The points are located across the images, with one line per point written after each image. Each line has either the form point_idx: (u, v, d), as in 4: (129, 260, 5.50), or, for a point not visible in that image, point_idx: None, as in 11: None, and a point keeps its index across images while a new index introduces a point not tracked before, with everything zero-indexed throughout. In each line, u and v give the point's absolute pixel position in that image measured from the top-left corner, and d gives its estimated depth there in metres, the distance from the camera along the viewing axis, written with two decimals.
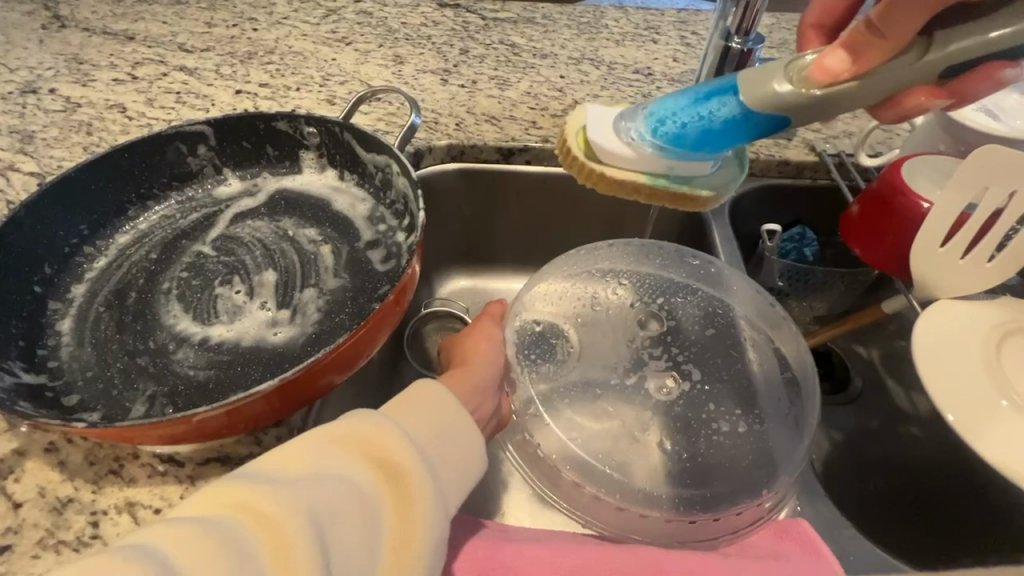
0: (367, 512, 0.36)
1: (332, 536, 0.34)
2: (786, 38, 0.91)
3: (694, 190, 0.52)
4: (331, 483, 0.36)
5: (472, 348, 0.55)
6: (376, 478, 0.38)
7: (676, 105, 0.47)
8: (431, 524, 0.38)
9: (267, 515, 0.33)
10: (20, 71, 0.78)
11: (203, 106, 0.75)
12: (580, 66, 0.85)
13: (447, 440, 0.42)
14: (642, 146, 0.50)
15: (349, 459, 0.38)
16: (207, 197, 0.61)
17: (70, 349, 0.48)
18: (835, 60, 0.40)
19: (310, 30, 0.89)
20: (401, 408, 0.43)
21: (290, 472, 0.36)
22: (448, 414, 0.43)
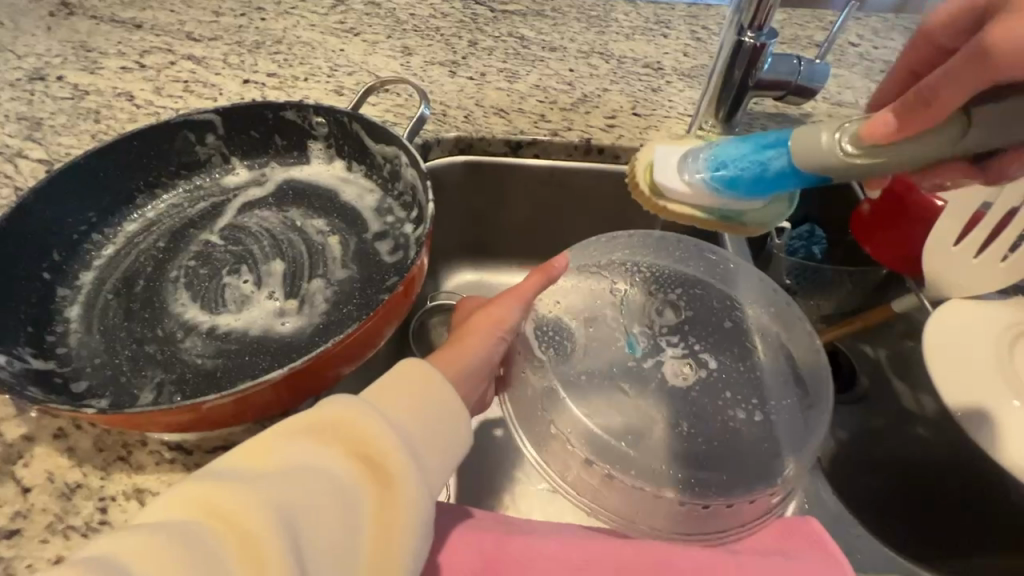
0: (344, 501, 0.36)
1: (303, 531, 0.34)
2: (798, 34, 0.90)
3: (747, 222, 0.50)
4: (303, 475, 0.36)
5: (467, 326, 0.52)
6: (352, 466, 0.37)
7: (732, 153, 0.46)
8: (413, 508, 0.38)
9: (238, 512, 0.33)
10: (29, 59, 0.78)
11: (211, 95, 0.75)
12: (590, 60, 0.85)
13: (422, 422, 0.42)
14: (695, 186, 0.49)
15: (322, 450, 0.37)
16: (215, 186, 0.61)
17: (78, 336, 0.48)
18: (881, 121, 0.39)
19: (318, 20, 0.88)
20: (378, 394, 0.42)
21: (257, 470, 0.36)
22: (424, 399, 0.43)
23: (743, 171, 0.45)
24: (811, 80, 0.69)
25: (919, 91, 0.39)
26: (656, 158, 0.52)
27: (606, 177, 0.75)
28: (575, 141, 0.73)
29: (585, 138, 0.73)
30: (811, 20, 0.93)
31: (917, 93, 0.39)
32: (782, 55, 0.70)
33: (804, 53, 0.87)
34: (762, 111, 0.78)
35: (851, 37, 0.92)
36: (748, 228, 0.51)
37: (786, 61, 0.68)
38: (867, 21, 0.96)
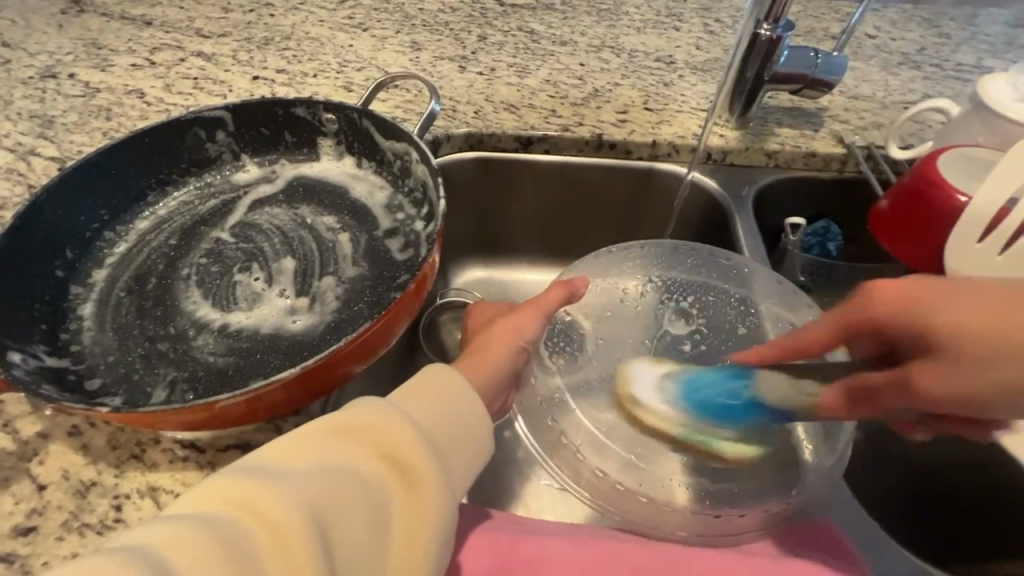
0: (372, 502, 0.36)
1: (335, 529, 0.34)
2: (813, 26, 0.88)
3: (726, 451, 0.50)
4: (333, 474, 0.36)
5: (494, 331, 0.52)
6: (381, 468, 0.37)
7: (708, 381, 0.49)
8: (438, 510, 0.37)
9: (269, 508, 0.33)
10: (41, 56, 0.78)
11: (221, 92, 0.74)
12: (601, 54, 0.84)
13: (452, 424, 0.42)
14: (673, 408, 0.51)
15: (352, 450, 0.37)
16: (226, 183, 0.61)
17: (92, 334, 0.48)
18: (835, 398, 0.40)
19: (326, 16, 0.88)
20: (407, 397, 0.42)
21: (292, 466, 0.36)
22: (453, 401, 0.43)
23: (716, 399, 0.48)
24: (828, 73, 0.67)
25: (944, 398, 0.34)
26: (635, 383, 0.53)
27: (618, 173, 0.74)
28: (586, 136, 0.72)
29: (596, 134, 0.72)
30: (826, 11, 0.91)
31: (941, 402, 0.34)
32: (798, 47, 0.68)
33: (819, 45, 0.85)
34: (777, 105, 0.76)
35: (868, 29, 0.90)
36: (732, 461, 0.50)
37: (803, 54, 0.66)
38: (884, 12, 0.93)
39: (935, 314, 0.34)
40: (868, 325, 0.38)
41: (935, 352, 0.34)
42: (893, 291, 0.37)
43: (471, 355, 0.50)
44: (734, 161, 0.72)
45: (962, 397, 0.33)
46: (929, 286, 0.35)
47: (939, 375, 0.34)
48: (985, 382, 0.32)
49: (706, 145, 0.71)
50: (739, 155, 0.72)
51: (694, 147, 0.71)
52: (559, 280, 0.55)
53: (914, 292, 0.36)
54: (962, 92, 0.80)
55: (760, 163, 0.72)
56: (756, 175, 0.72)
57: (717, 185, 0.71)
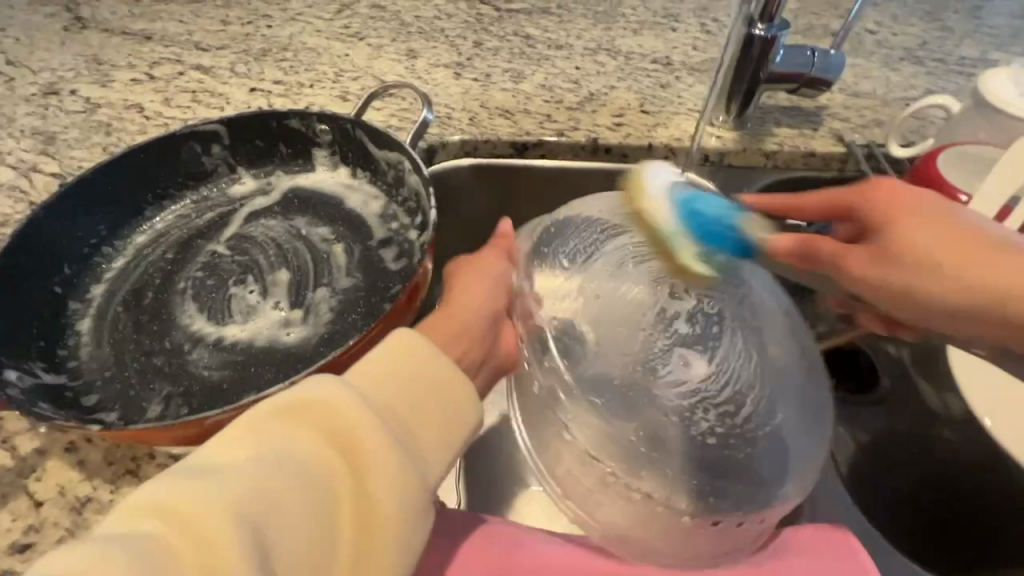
0: (315, 498, 0.32)
1: (274, 537, 0.31)
2: (812, 23, 0.87)
3: (682, 266, 0.51)
4: (269, 473, 0.32)
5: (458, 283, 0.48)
6: (329, 455, 0.33)
7: (715, 204, 0.49)
8: (395, 496, 0.33)
9: (195, 516, 0.30)
10: (43, 73, 0.79)
11: (218, 105, 0.75)
12: (597, 57, 0.83)
13: (414, 403, 0.37)
14: (663, 198, 0.52)
15: (296, 438, 0.33)
16: (222, 196, 0.61)
17: (89, 349, 0.49)
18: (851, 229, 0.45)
19: (323, 26, 0.88)
20: (362, 371, 0.37)
21: (228, 463, 0.32)
22: (416, 382, 0.37)
23: (704, 224, 0.49)
24: (825, 71, 0.67)
25: (929, 295, 0.39)
26: (652, 174, 0.55)
27: (616, 177, 0.74)
28: (582, 141, 0.71)
29: (591, 138, 0.71)
30: (826, 7, 0.90)
31: (862, 278, 0.42)
32: (794, 46, 0.68)
33: (818, 43, 0.84)
34: (775, 104, 0.75)
35: (868, 24, 0.88)
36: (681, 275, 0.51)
37: (800, 53, 0.66)
38: (885, 7, 0.92)
39: (898, 228, 0.40)
40: (857, 207, 0.43)
41: (894, 257, 0.40)
42: (889, 195, 0.42)
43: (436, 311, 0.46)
44: (732, 162, 0.71)
45: (961, 267, 0.38)
46: (894, 199, 0.42)
47: (859, 256, 0.42)
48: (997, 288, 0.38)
49: (701, 147, 0.70)
50: (736, 156, 0.71)
51: (690, 149, 0.71)
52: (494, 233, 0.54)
53: (910, 195, 0.41)
54: (966, 87, 0.79)
55: (759, 164, 0.71)
56: (754, 176, 0.71)
57: (716, 187, 0.70)
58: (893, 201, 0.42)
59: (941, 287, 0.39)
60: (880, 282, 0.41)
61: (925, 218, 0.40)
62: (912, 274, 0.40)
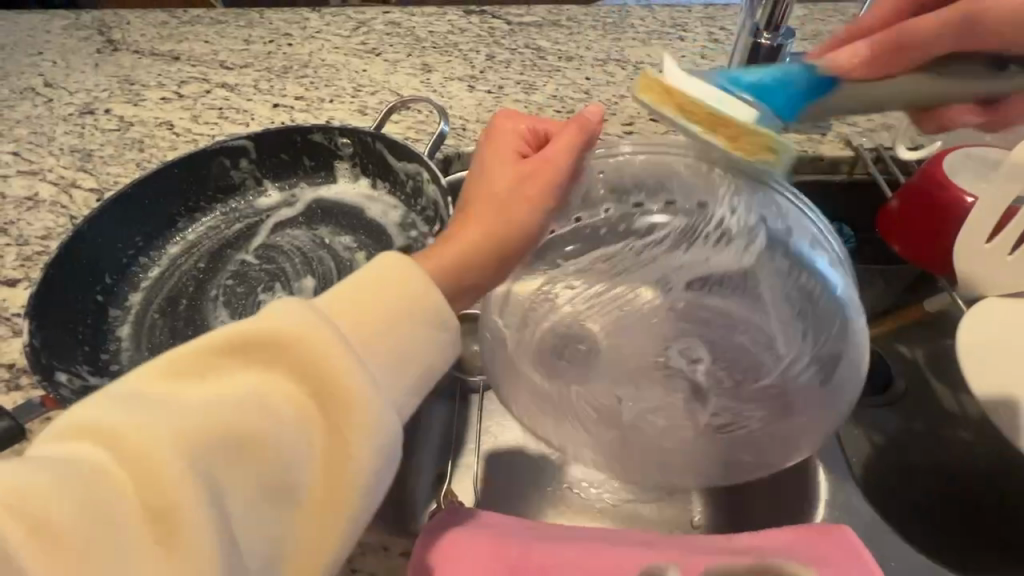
0: (276, 432, 0.31)
1: (227, 470, 0.30)
2: (819, 29, 0.88)
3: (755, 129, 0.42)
4: (229, 403, 0.30)
5: (491, 169, 0.44)
6: (298, 393, 0.31)
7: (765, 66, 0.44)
8: (365, 442, 0.31)
9: (141, 453, 0.28)
10: (79, 94, 0.84)
11: (244, 121, 0.79)
12: (607, 67, 0.85)
13: (386, 334, 0.35)
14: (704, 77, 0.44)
15: (264, 376, 0.31)
16: (249, 208, 0.64)
17: (129, 353, 0.52)
18: (860, 48, 0.44)
19: (342, 43, 0.92)
20: (342, 307, 0.35)
21: (182, 392, 0.31)
22: (390, 312, 0.35)
23: (764, 78, 0.43)
24: None
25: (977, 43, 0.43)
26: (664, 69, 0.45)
27: None
28: None
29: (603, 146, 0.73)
30: (833, 14, 0.92)
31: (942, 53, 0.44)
32: (800, 53, 0.69)
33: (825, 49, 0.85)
34: None
35: None
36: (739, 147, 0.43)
37: None
38: None
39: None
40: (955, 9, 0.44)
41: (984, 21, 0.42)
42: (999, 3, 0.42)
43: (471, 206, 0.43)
44: None
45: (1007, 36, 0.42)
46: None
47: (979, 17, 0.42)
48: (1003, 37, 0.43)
49: None
50: None
51: None
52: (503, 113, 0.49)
53: None
54: None
55: None
56: None
57: None
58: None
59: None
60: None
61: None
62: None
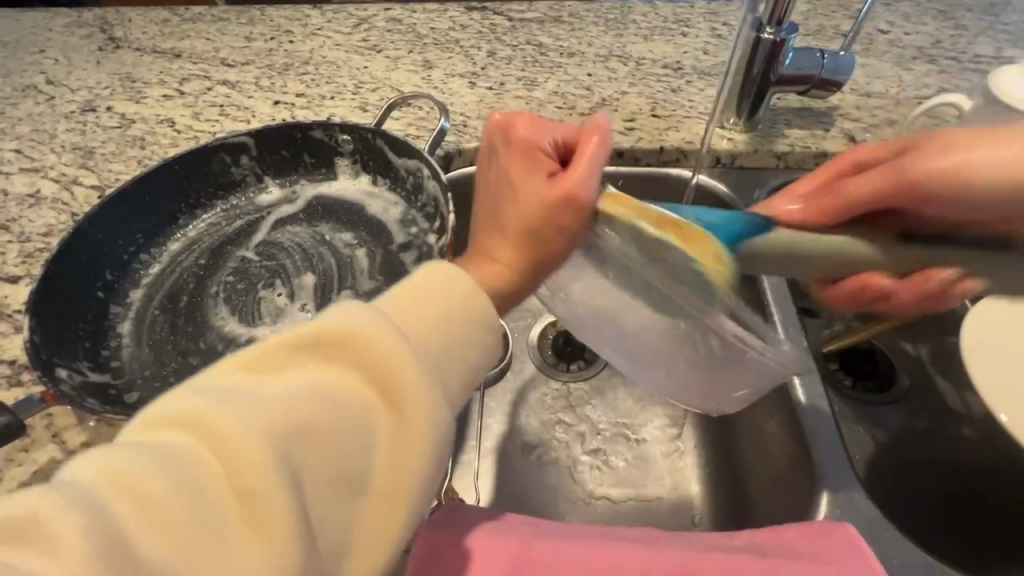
0: (354, 422, 0.29)
1: (307, 460, 0.28)
2: (823, 25, 0.87)
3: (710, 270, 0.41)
4: (308, 391, 0.29)
5: (520, 187, 0.38)
6: (368, 386, 0.30)
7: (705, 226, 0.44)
8: (434, 434, 0.30)
9: (221, 439, 0.26)
10: (81, 92, 0.84)
11: (245, 118, 0.79)
12: (608, 63, 0.85)
13: (453, 327, 0.34)
14: None
15: (339, 366, 0.30)
16: (250, 205, 0.64)
17: (130, 349, 0.52)
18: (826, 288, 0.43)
19: (343, 40, 0.92)
20: (403, 303, 0.34)
21: (261, 380, 0.29)
22: (455, 306, 0.35)
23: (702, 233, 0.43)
24: (835, 72, 0.67)
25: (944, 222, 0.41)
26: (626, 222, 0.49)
27: (630, 180, 0.74)
28: None
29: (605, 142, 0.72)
30: (837, 9, 0.91)
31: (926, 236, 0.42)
32: (804, 48, 0.69)
33: (829, 44, 0.85)
34: (786, 106, 0.76)
35: (880, 24, 0.89)
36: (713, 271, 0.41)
37: (810, 55, 0.66)
38: (896, 7, 0.92)
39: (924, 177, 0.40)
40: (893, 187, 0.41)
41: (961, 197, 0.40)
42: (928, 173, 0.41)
43: (510, 232, 0.38)
44: (743, 163, 0.72)
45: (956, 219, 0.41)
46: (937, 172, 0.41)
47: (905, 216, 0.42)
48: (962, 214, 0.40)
49: (711, 149, 0.71)
50: (747, 157, 0.72)
51: (700, 152, 0.72)
52: (504, 123, 0.41)
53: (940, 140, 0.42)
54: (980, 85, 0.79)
55: (770, 165, 0.72)
56: (766, 176, 0.72)
57: (728, 189, 0.70)
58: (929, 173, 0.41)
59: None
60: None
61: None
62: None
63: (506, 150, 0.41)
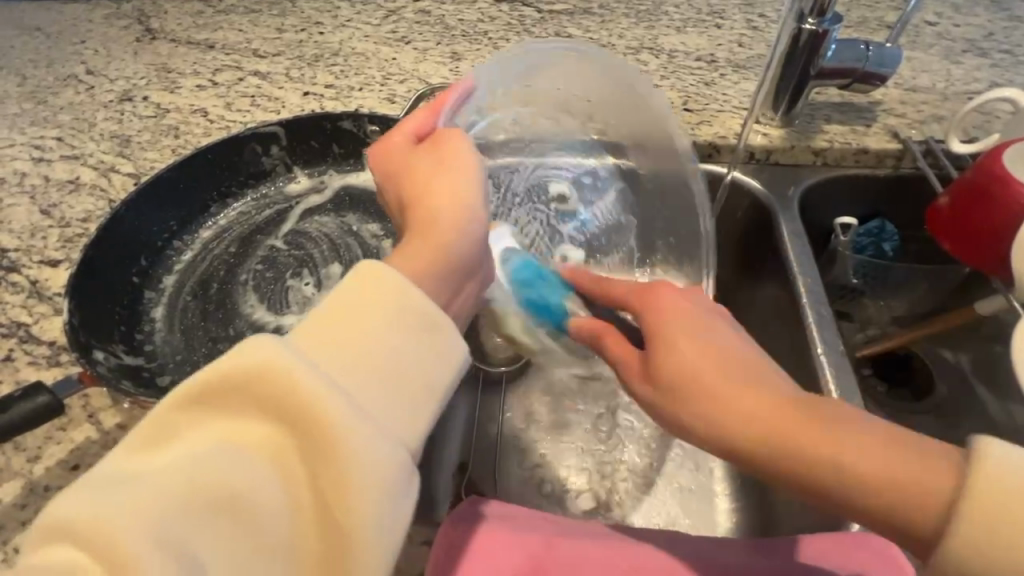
0: (260, 485, 0.29)
1: (211, 536, 0.27)
2: (866, 16, 0.84)
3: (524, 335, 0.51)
4: (205, 461, 0.28)
5: (395, 179, 0.44)
6: (274, 431, 0.29)
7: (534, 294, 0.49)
8: (348, 462, 0.29)
9: (99, 532, 0.25)
10: (119, 81, 0.86)
11: (275, 108, 0.80)
12: (639, 56, 0.83)
13: (373, 356, 0.33)
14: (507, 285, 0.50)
15: (241, 424, 0.30)
16: (279, 194, 0.65)
17: (162, 334, 0.53)
18: None
19: (371, 31, 0.92)
20: (307, 334, 0.33)
21: (155, 463, 0.28)
22: (372, 334, 0.33)
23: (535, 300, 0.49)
24: (880, 65, 0.65)
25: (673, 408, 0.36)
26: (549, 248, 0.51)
27: None
28: None
29: None
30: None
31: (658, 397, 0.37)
32: (847, 39, 0.66)
33: (873, 36, 0.81)
34: (824, 100, 0.74)
35: (929, 16, 0.84)
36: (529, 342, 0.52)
37: (853, 47, 0.64)
38: None
39: (683, 352, 0.37)
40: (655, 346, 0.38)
41: (694, 390, 0.35)
42: (685, 362, 0.36)
43: (413, 212, 0.42)
44: (778, 160, 0.70)
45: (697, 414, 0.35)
46: (703, 360, 0.36)
47: (656, 362, 0.37)
48: (706, 405, 0.35)
49: (748, 145, 0.68)
50: (783, 154, 0.69)
51: (735, 147, 0.69)
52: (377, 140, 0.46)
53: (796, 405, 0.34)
54: None
55: (807, 162, 0.70)
56: (802, 174, 0.69)
57: (760, 184, 0.68)
58: (678, 360, 0.36)
59: (874, 506, 0.31)
60: (736, 445, 0.34)
61: (839, 421, 0.33)
62: (853, 484, 0.32)
63: (380, 165, 0.44)
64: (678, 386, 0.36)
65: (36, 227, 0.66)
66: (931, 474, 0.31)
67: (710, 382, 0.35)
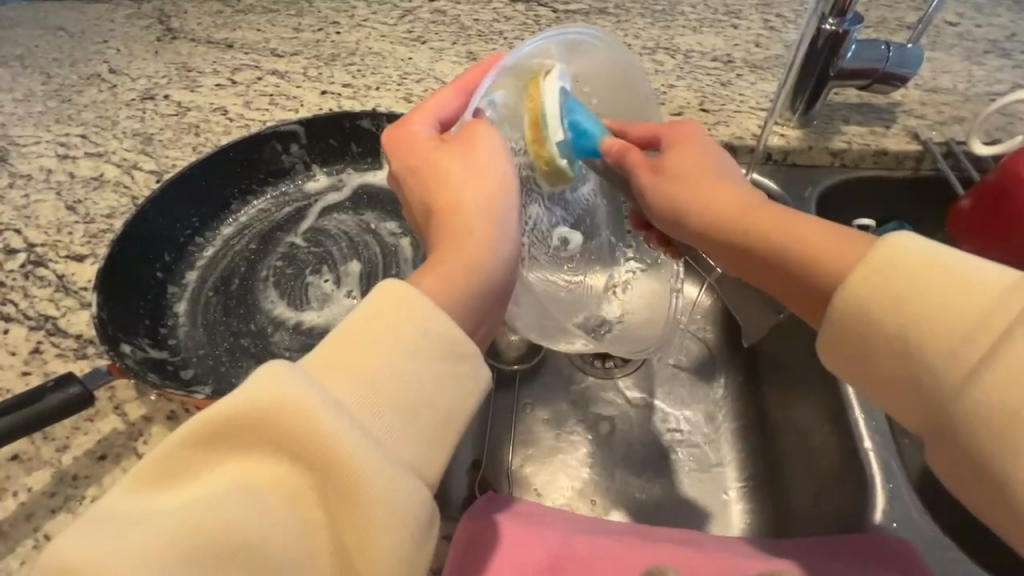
0: (269, 525, 0.29)
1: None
2: (886, 16, 0.83)
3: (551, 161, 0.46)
4: (214, 502, 0.28)
5: (417, 179, 0.44)
6: (284, 472, 0.29)
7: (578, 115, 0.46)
8: (358, 504, 0.29)
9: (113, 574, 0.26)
10: (141, 80, 0.87)
11: (293, 107, 0.81)
12: (655, 56, 0.83)
13: (387, 392, 0.32)
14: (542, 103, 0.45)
15: (250, 464, 0.29)
16: (298, 191, 0.66)
17: (185, 328, 0.54)
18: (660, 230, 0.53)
19: (387, 31, 0.93)
20: (323, 364, 0.33)
21: (166, 502, 0.29)
22: (387, 369, 0.33)
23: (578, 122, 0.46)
24: (901, 66, 0.64)
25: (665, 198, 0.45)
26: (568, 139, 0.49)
27: None
28: None
29: None
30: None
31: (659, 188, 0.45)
32: (867, 40, 0.66)
33: (892, 36, 0.80)
34: (843, 101, 0.73)
35: (949, 16, 0.84)
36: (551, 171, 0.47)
37: (873, 47, 0.64)
38: None
39: (684, 161, 0.45)
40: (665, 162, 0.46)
41: (683, 184, 0.44)
42: (680, 163, 0.45)
43: (441, 219, 0.42)
44: (796, 161, 0.69)
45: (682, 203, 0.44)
46: (694, 169, 0.45)
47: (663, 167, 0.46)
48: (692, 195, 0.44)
49: (766, 145, 0.68)
50: (801, 155, 0.69)
51: (753, 147, 0.69)
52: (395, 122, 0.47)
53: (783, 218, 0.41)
54: None
55: (825, 163, 0.69)
56: (819, 175, 0.69)
57: (777, 185, 0.68)
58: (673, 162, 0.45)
59: (804, 267, 0.39)
60: (696, 219, 0.43)
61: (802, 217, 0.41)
62: (803, 264, 0.39)
63: (400, 158, 0.44)
64: (675, 184, 0.44)
65: (63, 223, 0.67)
66: (851, 253, 0.38)
67: (698, 182, 0.44)
